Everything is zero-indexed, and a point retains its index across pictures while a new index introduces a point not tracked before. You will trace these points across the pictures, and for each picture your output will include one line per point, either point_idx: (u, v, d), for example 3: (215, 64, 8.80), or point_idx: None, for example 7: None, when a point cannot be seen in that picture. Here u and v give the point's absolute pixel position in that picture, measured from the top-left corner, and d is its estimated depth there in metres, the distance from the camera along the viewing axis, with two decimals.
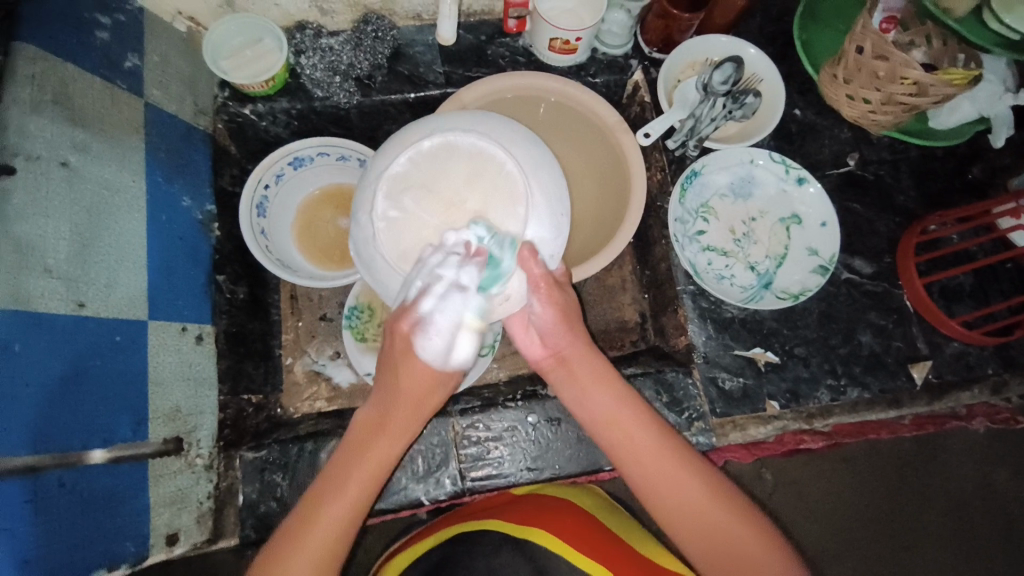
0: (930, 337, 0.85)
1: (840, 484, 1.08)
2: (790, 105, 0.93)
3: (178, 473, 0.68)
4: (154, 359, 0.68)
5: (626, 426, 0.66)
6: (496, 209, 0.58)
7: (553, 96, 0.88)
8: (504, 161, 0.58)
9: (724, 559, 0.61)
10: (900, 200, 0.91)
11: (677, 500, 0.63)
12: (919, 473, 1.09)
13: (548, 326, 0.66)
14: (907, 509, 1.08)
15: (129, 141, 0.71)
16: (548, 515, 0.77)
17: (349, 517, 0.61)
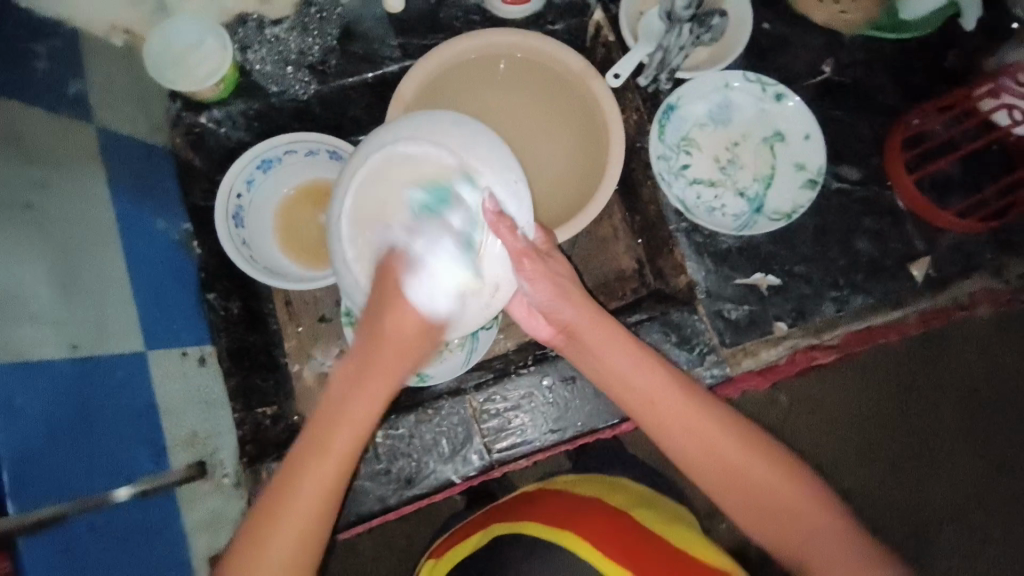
0: (927, 234, 0.85)
1: (856, 390, 1.10)
2: (759, 20, 0.90)
3: (208, 495, 0.70)
4: (161, 389, 0.67)
5: (645, 389, 0.66)
6: (450, 197, 0.58)
7: (510, 51, 0.86)
8: (440, 155, 0.58)
9: (748, 500, 0.62)
10: (882, 100, 0.89)
11: (703, 457, 0.63)
12: (929, 368, 1.10)
13: (546, 301, 0.65)
14: (920, 402, 1.10)
15: (89, 173, 0.68)
16: (582, 518, 0.70)
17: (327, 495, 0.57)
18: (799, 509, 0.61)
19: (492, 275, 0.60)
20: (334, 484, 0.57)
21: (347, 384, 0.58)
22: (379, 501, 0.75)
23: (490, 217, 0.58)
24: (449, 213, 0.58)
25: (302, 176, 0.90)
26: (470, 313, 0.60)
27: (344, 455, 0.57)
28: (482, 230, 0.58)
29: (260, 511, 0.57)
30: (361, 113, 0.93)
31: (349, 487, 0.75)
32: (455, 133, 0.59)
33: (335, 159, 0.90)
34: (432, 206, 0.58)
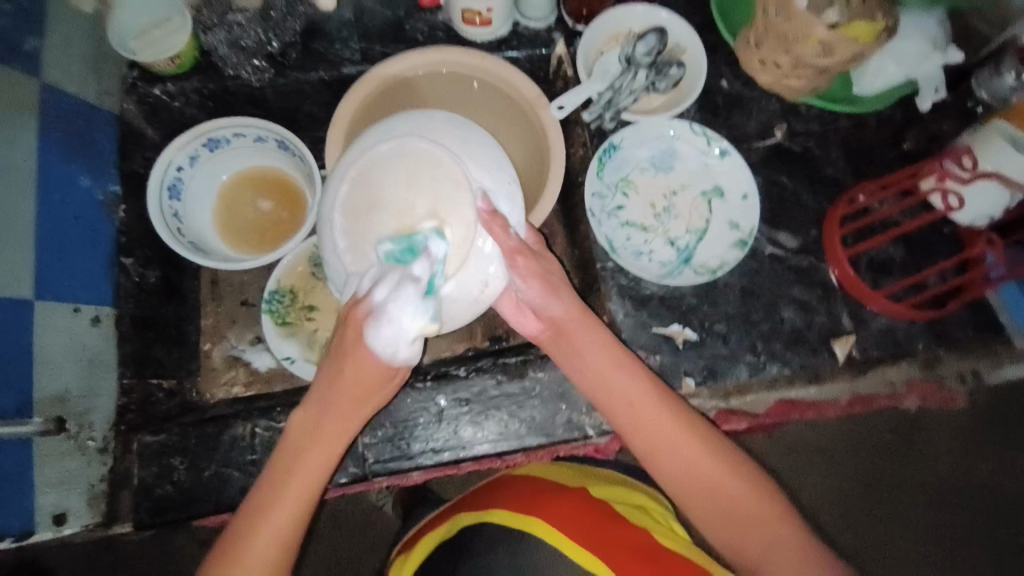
0: (857, 312, 0.83)
1: (829, 464, 1.24)
2: (718, 76, 0.90)
3: (66, 454, 0.70)
4: (41, 339, 0.69)
5: (629, 396, 0.66)
6: (446, 196, 0.58)
7: (454, 69, 0.84)
8: (434, 149, 0.58)
9: (722, 517, 0.64)
10: (830, 172, 0.88)
11: (681, 472, 0.65)
12: (897, 455, 1.24)
13: (536, 298, 0.65)
14: (888, 480, 1.23)
15: (19, 123, 0.70)
16: (541, 496, 0.73)
17: (291, 524, 0.60)
18: (767, 521, 0.63)
19: (482, 274, 0.59)
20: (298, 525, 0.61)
21: (307, 424, 0.61)
22: (243, 492, 0.72)
23: (485, 217, 0.58)
24: (445, 213, 0.57)
25: (249, 161, 0.92)
26: (459, 311, 0.60)
27: (298, 510, 0.61)
28: (477, 229, 0.58)
29: (229, 543, 0.60)
30: (318, 109, 0.95)
31: (215, 474, 0.73)
32: (446, 134, 0.60)
33: (282, 149, 0.90)
34: (427, 204, 0.57)
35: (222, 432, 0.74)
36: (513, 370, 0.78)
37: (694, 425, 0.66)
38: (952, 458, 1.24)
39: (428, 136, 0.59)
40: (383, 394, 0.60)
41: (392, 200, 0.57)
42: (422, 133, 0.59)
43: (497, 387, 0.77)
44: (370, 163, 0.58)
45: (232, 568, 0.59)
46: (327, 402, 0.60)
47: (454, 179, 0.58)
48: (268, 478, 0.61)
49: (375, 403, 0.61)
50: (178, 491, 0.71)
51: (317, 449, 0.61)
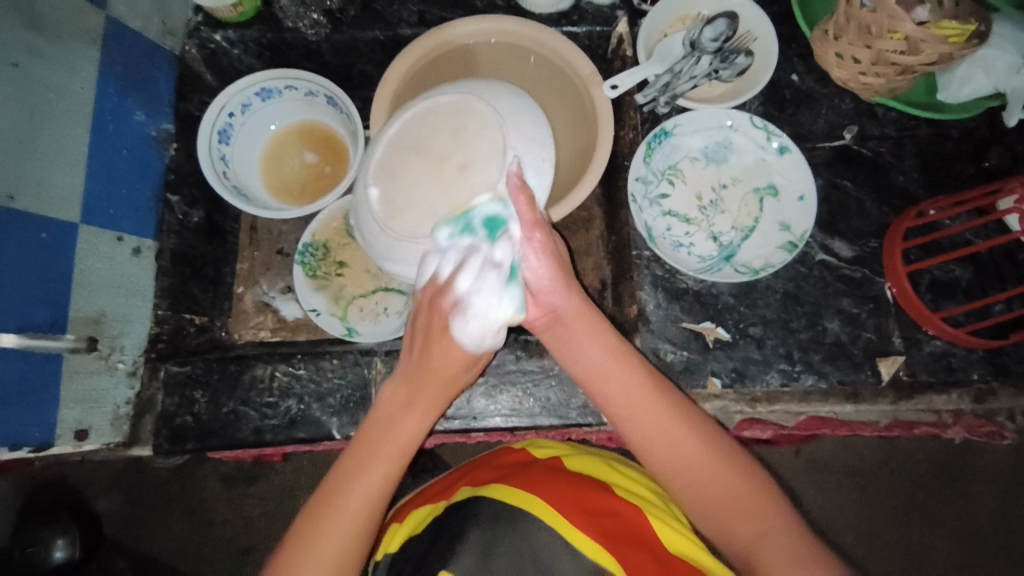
0: (909, 332, 0.77)
1: (860, 492, 1.17)
2: (787, 69, 0.85)
3: (96, 373, 0.72)
4: (82, 262, 0.71)
5: (620, 383, 0.63)
6: (481, 154, 0.58)
7: (502, 39, 0.81)
8: (484, 110, 0.59)
9: (712, 506, 0.58)
10: (898, 181, 0.82)
11: (671, 459, 0.60)
12: (934, 493, 1.16)
13: (546, 276, 0.63)
14: (919, 517, 1.16)
15: (86, 52, 0.72)
16: (548, 478, 0.66)
17: (375, 499, 0.59)
18: (754, 505, 0.57)
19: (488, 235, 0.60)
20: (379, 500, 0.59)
21: (394, 403, 0.63)
22: (256, 433, 0.73)
23: (514, 186, 0.59)
24: (473, 168, 0.58)
25: (299, 114, 0.93)
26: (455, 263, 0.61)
27: (388, 485, 0.60)
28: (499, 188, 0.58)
29: (303, 524, 0.58)
30: (371, 69, 0.95)
31: (232, 411, 0.74)
32: (501, 97, 0.61)
33: (331, 105, 0.90)
34: (460, 157, 0.58)
35: (243, 372, 0.75)
36: (534, 348, 0.76)
37: (676, 409, 0.62)
38: (993, 502, 1.15)
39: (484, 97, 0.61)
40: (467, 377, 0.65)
41: (435, 145, 0.59)
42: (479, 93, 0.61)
43: (516, 363, 0.76)
44: (424, 111, 0.60)
45: (307, 543, 0.57)
46: (411, 384, 0.63)
47: (492, 139, 0.59)
48: (351, 458, 0.61)
49: (455, 387, 0.64)
50: (196, 422, 0.73)
51: (407, 422, 0.62)
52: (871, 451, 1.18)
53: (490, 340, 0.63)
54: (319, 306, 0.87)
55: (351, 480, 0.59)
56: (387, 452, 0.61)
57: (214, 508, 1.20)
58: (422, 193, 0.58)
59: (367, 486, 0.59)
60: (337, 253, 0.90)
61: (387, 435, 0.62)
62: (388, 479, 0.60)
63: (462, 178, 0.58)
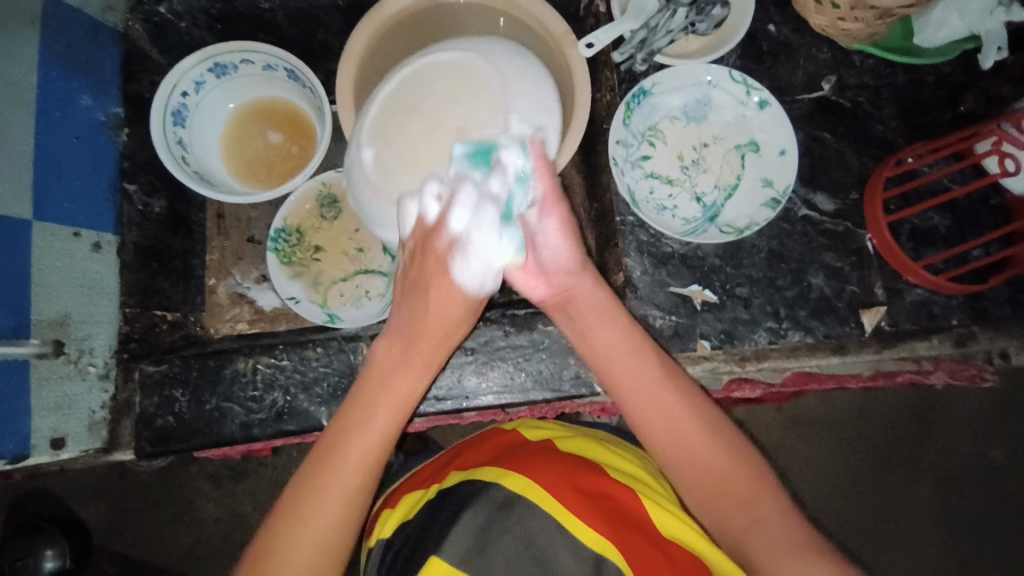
0: (891, 283, 0.78)
1: (841, 440, 1.21)
2: (764, 20, 0.83)
3: (66, 378, 0.69)
4: (40, 261, 0.67)
5: (630, 358, 0.64)
6: (478, 109, 0.62)
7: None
8: (482, 67, 0.63)
9: (704, 487, 0.60)
10: (878, 131, 0.82)
11: (675, 439, 0.61)
12: (909, 434, 1.21)
13: (562, 251, 0.65)
14: (896, 458, 1.20)
15: (20, 32, 0.67)
16: (543, 462, 0.64)
17: (377, 443, 0.59)
18: (748, 493, 0.59)
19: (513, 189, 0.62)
20: (374, 463, 0.59)
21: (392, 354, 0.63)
22: (243, 428, 0.71)
23: (535, 159, 0.61)
24: (472, 134, 0.61)
25: (259, 90, 0.88)
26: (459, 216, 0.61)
27: (388, 434, 0.60)
28: (500, 156, 0.61)
29: (301, 485, 0.57)
30: (332, 39, 0.90)
31: (216, 408, 0.71)
32: (507, 64, 0.64)
33: (292, 79, 0.85)
34: (459, 122, 0.61)
35: (224, 366, 0.72)
36: (522, 322, 0.75)
37: (683, 386, 0.64)
38: (966, 442, 1.21)
39: (485, 62, 0.63)
40: (463, 328, 0.64)
41: (434, 103, 0.62)
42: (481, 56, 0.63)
43: (505, 339, 0.75)
44: (425, 70, 0.63)
45: (304, 503, 0.56)
46: (408, 333, 0.63)
47: (495, 107, 0.62)
48: (347, 408, 0.61)
49: (456, 339, 0.65)
50: (179, 422, 0.71)
51: (406, 378, 0.62)
52: (849, 399, 1.22)
53: (488, 284, 0.63)
54: (297, 294, 0.84)
55: (349, 428, 0.60)
56: (380, 410, 0.61)
57: (205, 505, 1.19)
58: (424, 152, 0.61)
59: (365, 445, 0.59)
60: (311, 237, 0.87)
61: (378, 393, 0.61)
62: (385, 435, 0.60)
63: (462, 133, 0.61)
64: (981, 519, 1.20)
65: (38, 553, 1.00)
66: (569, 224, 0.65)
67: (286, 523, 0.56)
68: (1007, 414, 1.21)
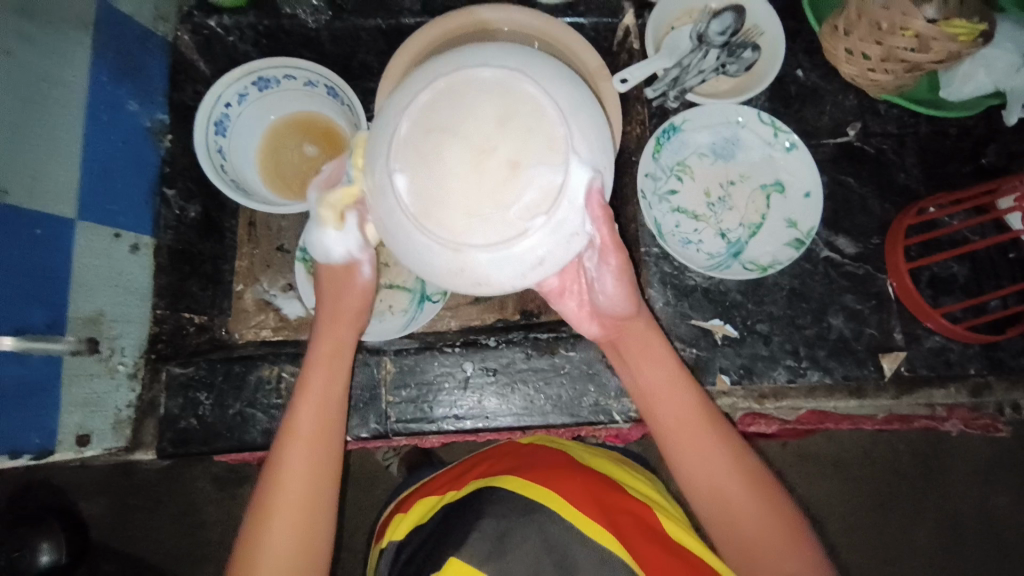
0: (909, 328, 0.79)
1: (845, 480, 1.21)
2: (793, 65, 0.85)
3: (96, 376, 0.70)
4: (79, 260, 0.68)
5: (677, 406, 0.65)
6: (534, 150, 0.50)
7: (515, 29, 0.78)
8: (540, 100, 0.51)
9: (731, 523, 0.61)
10: (901, 179, 0.83)
11: (714, 488, 0.62)
12: (915, 478, 1.20)
13: (618, 300, 0.64)
14: (901, 501, 1.20)
15: (76, 37, 0.69)
16: (560, 472, 0.69)
17: (313, 435, 0.62)
18: (781, 547, 0.59)
19: (543, 250, 0.52)
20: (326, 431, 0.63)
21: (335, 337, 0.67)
22: (265, 435, 0.72)
23: (594, 205, 0.53)
24: (527, 168, 0.50)
25: (298, 105, 0.90)
26: (501, 279, 0.53)
27: (323, 422, 0.63)
28: (560, 199, 0.50)
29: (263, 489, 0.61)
30: (371, 59, 0.92)
31: (239, 412, 0.72)
32: (563, 86, 0.53)
33: (331, 96, 0.88)
34: (512, 150, 0.49)
35: (249, 372, 0.73)
36: (544, 346, 0.76)
37: (726, 437, 0.64)
38: (972, 491, 1.20)
39: (536, 77, 0.53)
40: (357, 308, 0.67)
41: (477, 133, 0.50)
42: (535, 70, 0.53)
43: (526, 361, 0.76)
44: (463, 88, 0.51)
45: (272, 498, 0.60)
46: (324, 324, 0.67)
47: (550, 139, 0.51)
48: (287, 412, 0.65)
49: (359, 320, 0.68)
50: (201, 425, 0.71)
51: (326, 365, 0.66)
52: (856, 440, 1.22)
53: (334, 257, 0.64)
54: None
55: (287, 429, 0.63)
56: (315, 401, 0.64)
57: (206, 508, 1.19)
58: (472, 189, 0.49)
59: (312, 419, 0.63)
60: None
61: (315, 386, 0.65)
62: (318, 422, 0.63)
63: (510, 178, 0.49)
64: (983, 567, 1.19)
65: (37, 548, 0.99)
66: (626, 272, 0.62)
67: (253, 528, 0.59)
68: (1015, 465, 1.20)
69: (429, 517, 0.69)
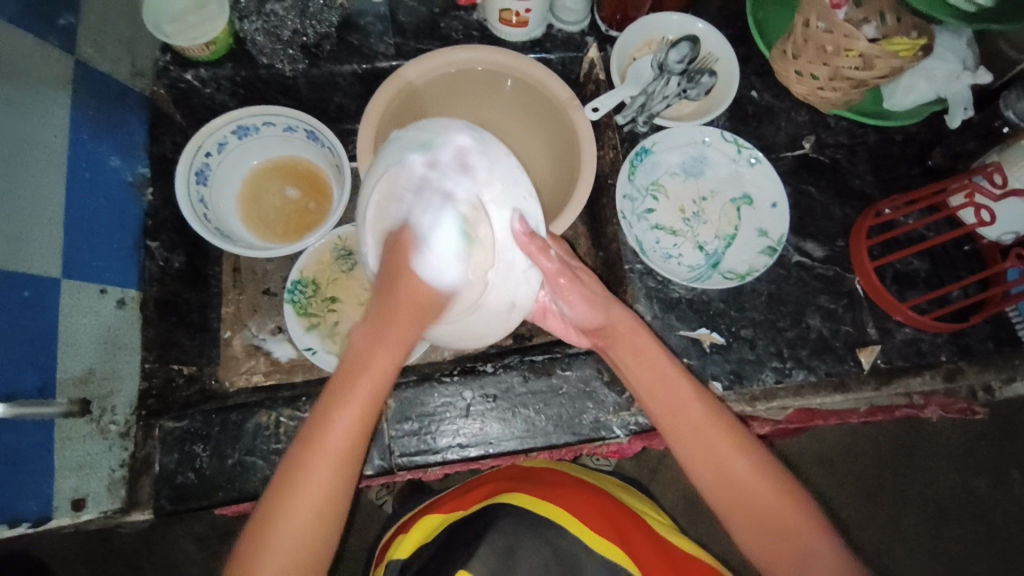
0: (881, 322, 0.83)
1: (835, 477, 1.24)
2: (748, 87, 0.91)
3: (88, 438, 0.68)
4: (67, 319, 0.67)
5: (681, 400, 0.65)
6: (467, 215, 0.57)
7: (495, 68, 0.81)
8: (453, 166, 0.56)
9: (764, 530, 0.60)
10: (857, 184, 0.90)
11: (729, 480, 0.62)
12: (898, 468, 1.25)
13: (582, 317, 0.66)
14: (889, 493, 1.24)
15: (54, 97, 0.69)
16: (570, 492, 0.71)
17: (358, 434, 0.55)
18: (800, 533, 0.60)
19: (511, 293, 0.59)
20: (356, 449, 0.55)
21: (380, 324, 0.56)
22: (266, 483, 0.70)
23: (522, 240, 0.57)
24: (466, 233, 0.58)
25: (278, 149, 0.91)
26: (490, 330, 0.61)
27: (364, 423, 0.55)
28: (499, 248, 0.57)
29: (283, 475, 0.55)
30: (348, 102, 0.95)
31: (238, 462, 0.71)
32: (463, 142, 0.57)
33: (311, 139, 0.89)
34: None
35: (246, 420, 0.72)
36: (541, 368, 0.77)
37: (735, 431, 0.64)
38: (953, 475, 1.25)
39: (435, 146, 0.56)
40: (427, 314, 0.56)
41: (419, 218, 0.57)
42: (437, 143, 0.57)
43: (524, 384, 0.77)
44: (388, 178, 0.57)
45: (289, 491, 0.54)
46: (382, 311, 0.56)
47: (473, 198, 0.57)
48: (325, 398, 0.55)
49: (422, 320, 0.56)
50: (200, 478, 0.70)
51: (385, 346, 0.56)
52: (840, 437, 1.26)
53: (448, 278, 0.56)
54: (314, 344, 0.85)
55: (324, 422, 0.54)
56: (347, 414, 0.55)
57: (189, 571, 1.13)
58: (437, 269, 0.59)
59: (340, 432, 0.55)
60: (327, 288, 0.89)
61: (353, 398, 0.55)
62: (365, 412, 0.55)
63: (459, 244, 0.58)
64: (973, 551, 1.23)
65: None
66: (588, 291, 0.65)
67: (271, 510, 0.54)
68: (990, 446, 1.27)
69: (436, 535, 0.69)
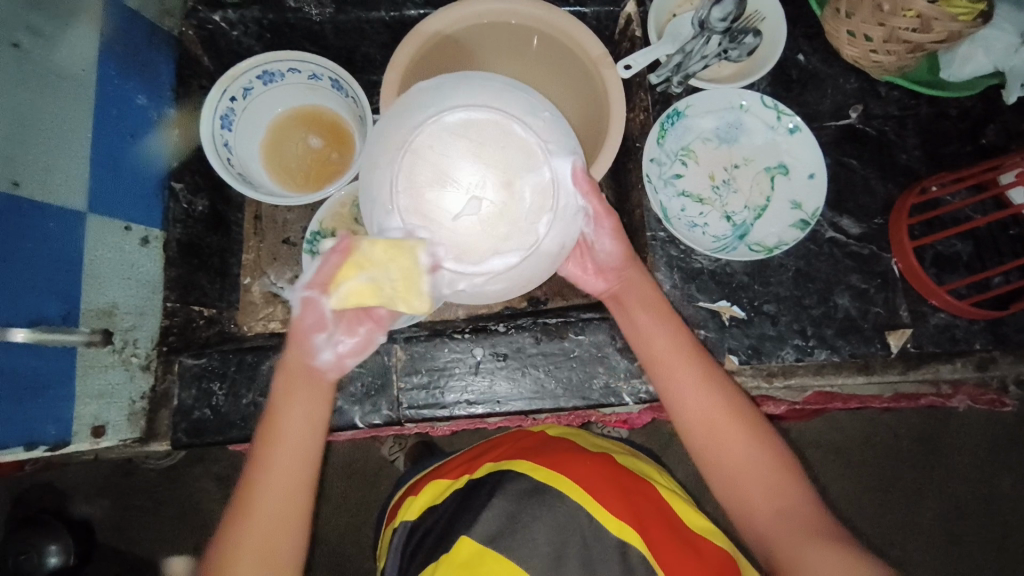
0: (915, 306, 0.79)
1: (850, 466, 1.21)
2: (794, 50, 0.86)
3: (110, 367, 0.70)
4: (92, 252, 0.69)
5: (670, 346, 0.66)
6: (515, 166, 0.53)
7: (524, 20, 0.77)
8: (507, 119, 0.54)
9: (736, 479, 0.62)
10: (903, 160, 0.84)
11: (710, 428, 0.64)
12: (917, 463, 1.21)
13: (613, 257, 0.67)
14: (904, 486, 1.21)
15: (84, 31, 0.69)
16: (577, 459, 0.71)
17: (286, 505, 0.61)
18: (777, 486, 0.61)
19: (562, 235, 0.55)
20: (290, 502, 0.61)
21: (286, 395, 0.62)
22: None
23: (582, 183, 0.55)
24: (517, 182, 0.53)
25: (303, 98, 0.91)
26: (537, 276, 0.55)
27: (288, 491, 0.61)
28: (556, 192, 0.53)
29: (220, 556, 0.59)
30: (374, 52, 0.93)
31: (252, 403, 0.72)
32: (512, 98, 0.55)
33: (335, 89, 0.88)
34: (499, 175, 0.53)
35: (261, 362, 0.73)
36: (553, 331, 0.76)
37: (722, 387, 0.65)
38: (976, 472, 1.21)
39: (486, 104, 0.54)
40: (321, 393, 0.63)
41: (462, 172, 0.53)
42: (491, 107, 0.54)
43: (536, 346, 0.76)
44: (434, 131, 0.53)
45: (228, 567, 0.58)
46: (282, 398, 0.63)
47: (528, 149, 0.54)
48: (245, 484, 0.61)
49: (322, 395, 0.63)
50: (216, 415, 0.72)
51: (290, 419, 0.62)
52: (858, 427, 1.22)
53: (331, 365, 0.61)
54: None
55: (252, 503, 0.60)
56: (273, 479, 0.61)
57: (205, 508, 1.18)
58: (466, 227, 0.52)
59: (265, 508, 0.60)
60: None
61: (278, 450, 0.61)
62: (286, 485, 0.61)
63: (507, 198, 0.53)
64: (989, 550, 1.20)
65: (41, 552, 1.00)
66: (621, 230, 0.65)
67: None
68: (1017, 447, 1.22)
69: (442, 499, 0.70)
